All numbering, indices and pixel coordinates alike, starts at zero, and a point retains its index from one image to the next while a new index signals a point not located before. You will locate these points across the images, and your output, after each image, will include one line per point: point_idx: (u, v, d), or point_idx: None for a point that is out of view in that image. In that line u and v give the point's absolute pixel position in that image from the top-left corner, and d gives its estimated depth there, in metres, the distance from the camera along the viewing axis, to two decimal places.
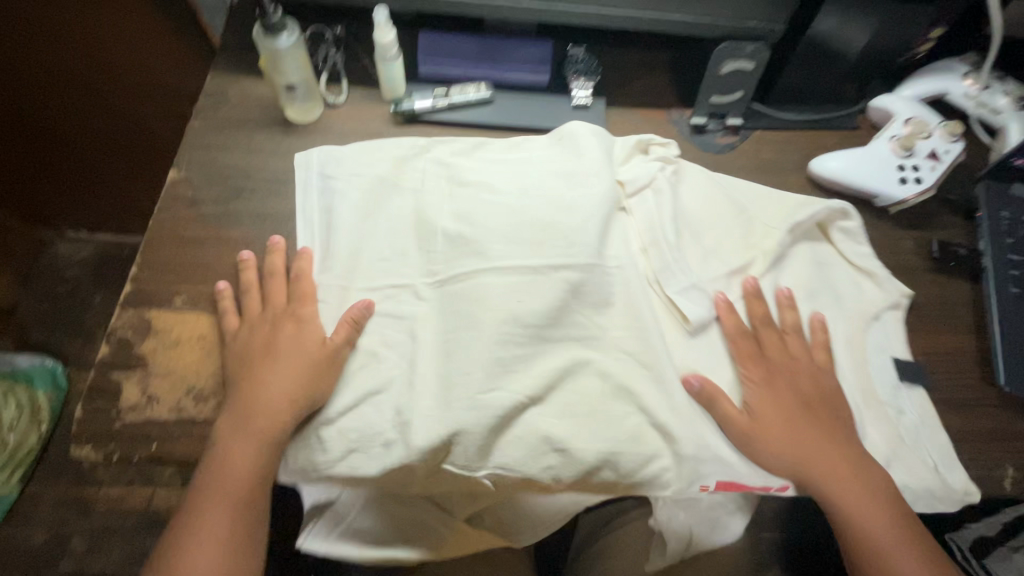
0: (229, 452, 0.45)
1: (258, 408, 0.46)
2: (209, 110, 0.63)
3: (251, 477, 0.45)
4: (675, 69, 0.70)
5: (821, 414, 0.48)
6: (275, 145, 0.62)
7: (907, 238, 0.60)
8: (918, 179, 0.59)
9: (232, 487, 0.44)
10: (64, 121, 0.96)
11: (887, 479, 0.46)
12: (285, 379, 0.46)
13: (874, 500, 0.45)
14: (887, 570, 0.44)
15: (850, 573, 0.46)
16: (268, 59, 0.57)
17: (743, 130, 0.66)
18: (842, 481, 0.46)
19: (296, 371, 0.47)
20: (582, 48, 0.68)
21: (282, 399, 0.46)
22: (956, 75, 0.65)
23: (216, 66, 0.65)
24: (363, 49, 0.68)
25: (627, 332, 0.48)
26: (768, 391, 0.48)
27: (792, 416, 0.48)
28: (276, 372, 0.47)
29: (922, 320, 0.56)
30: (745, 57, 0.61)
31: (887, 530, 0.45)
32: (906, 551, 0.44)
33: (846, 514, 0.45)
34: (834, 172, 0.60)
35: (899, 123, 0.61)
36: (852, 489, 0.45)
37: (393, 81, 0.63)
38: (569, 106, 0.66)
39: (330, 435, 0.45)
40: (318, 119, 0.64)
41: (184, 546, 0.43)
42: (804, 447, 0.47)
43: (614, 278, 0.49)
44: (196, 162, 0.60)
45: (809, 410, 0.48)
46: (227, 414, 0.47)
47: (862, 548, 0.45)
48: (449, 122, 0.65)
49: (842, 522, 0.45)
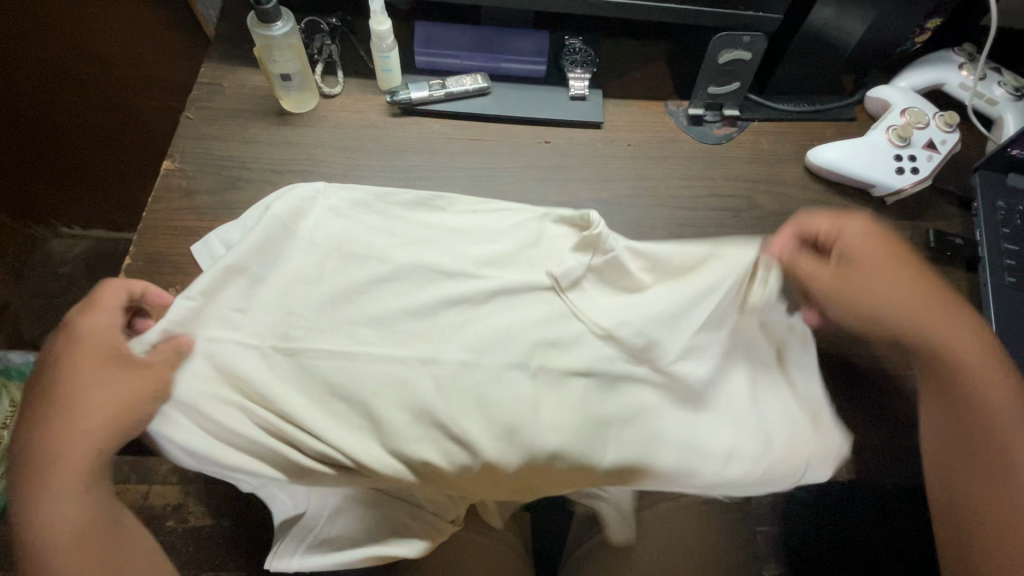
0: (51, 497, 0.39)
1: (65, 439, 0.39)
2: (203, 100, 0.62)
3: (84, 513, 0.39)
4: (673, 60, 0.69)
5: (920, 283, 0.48)
6: (269, 136, 0.61)
7: (903, 229, 0.60)
8: (915, 169, 0.59)
9: (67, 547, 0.38)
10: (54, 114, 0.95)
11: (984, 336, 0.47)
12: (106, 414, 0.40)
13: (978, 353, 0.46)
14: (997, 421, 0.44)
15: (941, 432, 0.46)
16: (263, 48, 0.56)
17: (740, 122, 0.66)
18: (942, 337, 0.46)
19: (128, 398, 0.41)
20: (579, 38, 0.67)
21: (103, 432, 0.40)
22: (952, 65, 0.64)
23: (210, 56, 0.65)
24: (359, 40, 0.68)
25: (603, 372, 0.45)
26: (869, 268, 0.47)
27: (886, 273, 0.47)
28: (97, 411, 0.40)
29: None
30: (742, 47, 0.60)
31: (995, 381, 0.45)
32: (1008, 387, 0.45)
33: (959, 369, 0.46)
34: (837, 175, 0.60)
35: (896, 113, 0.61)
36: (959, 338, 0.46)
37: (389, 71, 0.63)
38: (566, 97, 0.66)
39: (373, 339, 0.46)
40: (314, 109, 0.64)
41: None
42: (884, 299, 0.47)
43: (559, 346, 0.46)
44: (190, 153, 0.60)
45: (903, 281, 0.47)
46: (46, 458, 0.39)
47: (961, 398, 0.45)
48: (446, 113, 0.65)
49: (952, 380, 0.46)
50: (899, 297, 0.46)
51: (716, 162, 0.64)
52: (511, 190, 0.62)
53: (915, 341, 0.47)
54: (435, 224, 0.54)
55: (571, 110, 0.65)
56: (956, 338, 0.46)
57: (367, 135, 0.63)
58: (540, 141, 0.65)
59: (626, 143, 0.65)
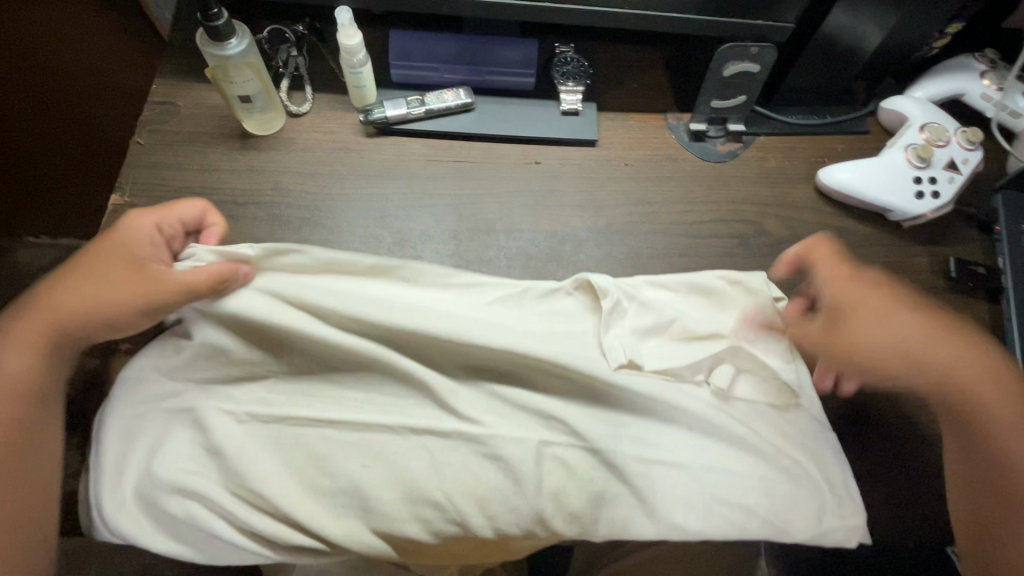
0: None
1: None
2: (155, 123, 0.56)
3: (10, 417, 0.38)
4: (671, 69, 0.64)
5: (942, 338, 0.43)
6: (231, 161, 0.56)
7: (921, 255, 0.56)
8: (936, 192, 0.54)
9: None
10: (3, 131, 0.83)
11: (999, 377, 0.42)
12: (28, 332, 0.40)
13: (996, 403, 0.41)
14: None
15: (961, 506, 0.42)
16: (216, 68, 0.50)
17: (745, 137, 0.61)
18: (971, 394, 0.42)
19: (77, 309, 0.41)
20: (570, 47, 0.62)
21: (23, 348, 0.40)
22: (974, 73, 0.60)
23: (162, 72, 0.58)
24: (328, 50, 0.62)
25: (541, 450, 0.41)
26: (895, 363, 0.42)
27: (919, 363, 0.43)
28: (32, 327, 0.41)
29: None
30: (750, 58, 0.55)
31: (1016, 419, 0.41)
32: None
33: (987, 425, 0.41)
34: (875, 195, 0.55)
35: (915, 130, 0.56)
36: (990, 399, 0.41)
37: (362, 87, 0.57)
38: (556, 113, 0.61)
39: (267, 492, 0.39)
40: (280, 131, 0.58)
41: None
42: (917, 367, 0.43)
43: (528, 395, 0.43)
44: (142, 183, 0.54)
45: (943, 346, 0.43)
46: None
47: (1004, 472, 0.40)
48: (426, 131, 0.59)
49: (988, 440, 0.41)
50: (926, 362, 0.42)
51: (720, 183, 0.59)
52: (499, 218, 0.57)
53: (966, 412, 0.42)
54: (391, 299, 0.45)
55: (562, 126, 0.60)
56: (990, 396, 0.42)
57: (339, 158, 0.57)
58: (529, 161, 0.59)
59: (622, 163, 0.60)
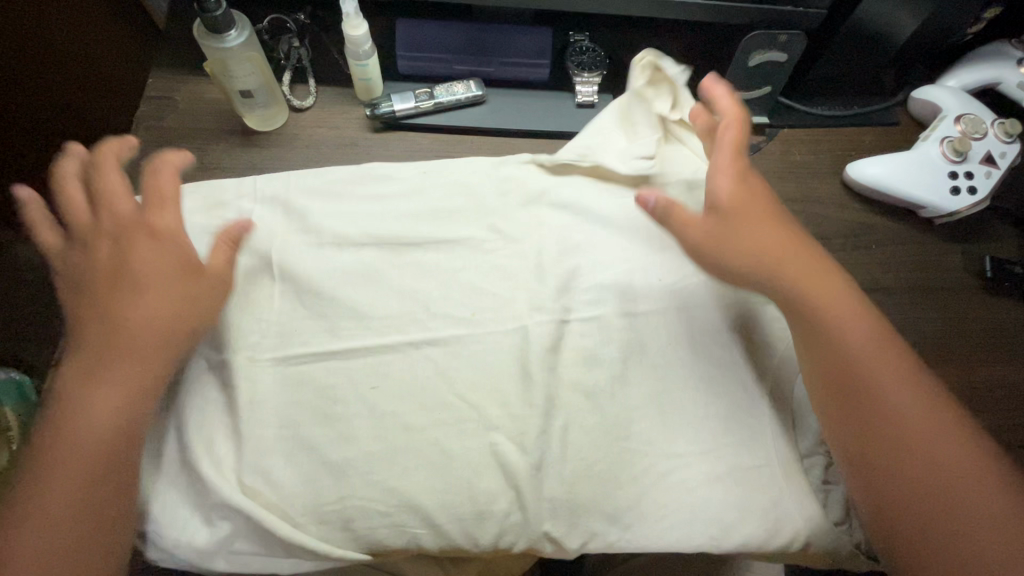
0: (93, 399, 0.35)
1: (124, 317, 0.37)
2: (151, 119, 0.54)
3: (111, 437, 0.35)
4: (691, 57, 0.61)
5: (898, 367, 0.36)
6: (232, 160, 0.53)
7: (953, 254, 0.53)
8: (972, 188, 0.52)
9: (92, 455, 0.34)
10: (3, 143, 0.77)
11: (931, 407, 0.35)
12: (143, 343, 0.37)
13: (921, 420, 0.35)
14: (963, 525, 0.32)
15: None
16: (214, 61, 0.47)
17: (768, 130, 0.59)
18: (912, 433, 0.34)
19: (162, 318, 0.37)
20: (586, 35, 0.59)
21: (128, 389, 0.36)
22: (1009, 62, 0.57)
23: (158, 65, 0.56)
24: (331, 40, 0.59)
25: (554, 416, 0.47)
26: (853, 409, 0.36)
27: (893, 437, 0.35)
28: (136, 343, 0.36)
29: (972, 350, 0.50)
30: (778, 47, 0.52)
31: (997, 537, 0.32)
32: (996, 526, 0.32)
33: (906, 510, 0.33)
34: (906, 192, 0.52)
35: (950, 122, 0.54)
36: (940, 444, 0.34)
37: (368, 80, 0.54)
38: (572, 105, 0.58)
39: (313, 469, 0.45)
40: (283, 126, 0.55)
41: (43, 487, 0.33)
42: (875, 396, 0.35)
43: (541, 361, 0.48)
44: (140, 184, 0.52)
45: (888, 368, 0.36)
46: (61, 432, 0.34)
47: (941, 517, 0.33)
48: (435, 126, 0.57)
49: (875, 466, 0.35)
50: (899, 432, 0.35)
51: None
52: None
53: (921, 489, 0.33)
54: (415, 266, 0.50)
55: (578, 120, 0.57)
56: (912, 430, 0.34)
57: (346, 155, 0.55)
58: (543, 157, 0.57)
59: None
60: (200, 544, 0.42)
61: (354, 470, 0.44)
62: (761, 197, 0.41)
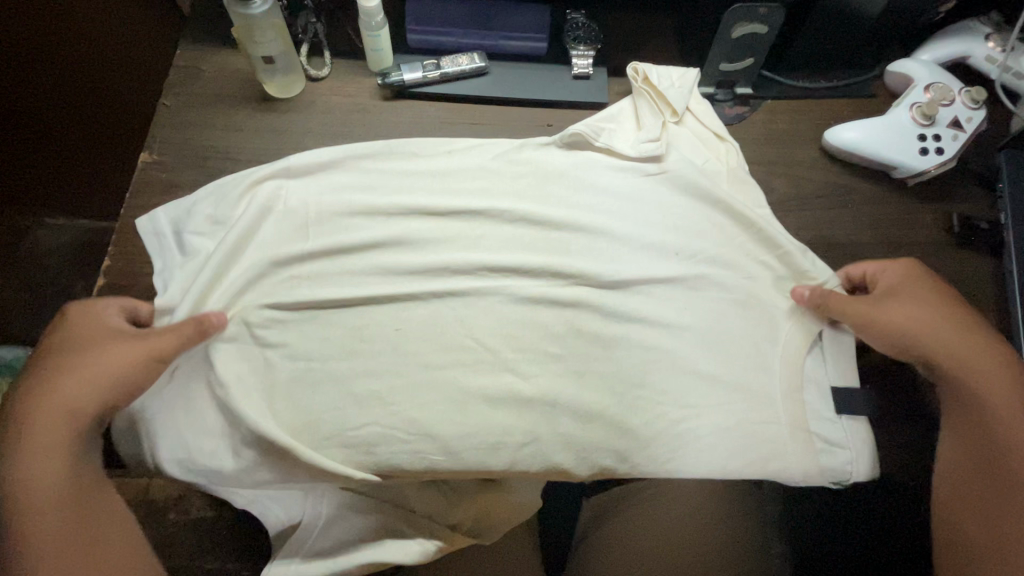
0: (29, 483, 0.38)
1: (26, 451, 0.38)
2: (180, 86, 0.58)
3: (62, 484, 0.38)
4: (681, 35, 0.65)
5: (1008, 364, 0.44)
6: (254, 123, 0.58)
7: (924, 213, 0.57)
8: (940, 149, 0.56)
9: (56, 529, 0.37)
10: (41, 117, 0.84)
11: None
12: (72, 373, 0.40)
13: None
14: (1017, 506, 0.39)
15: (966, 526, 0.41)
16: (241, 27, 0.53)
17: (753, 101, 0.63)
18: (991, 397, 0.43)
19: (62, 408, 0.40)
20: (582, 12, 0.63)
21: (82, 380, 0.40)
22: (978, 37, 0.61)
23: (187, 37, 0.60)
24: (345, 17, 0.63)
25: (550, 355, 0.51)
26: (986, 390, 0.43)
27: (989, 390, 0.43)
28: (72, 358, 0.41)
29: None
30: (758, 20, 0.57)
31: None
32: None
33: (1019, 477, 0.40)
34: (878, 153, 0.56)
35: (920, 90, 0.58)
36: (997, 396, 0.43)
37: (380, 51, 0.59)
38: (568, 77, 0.62)
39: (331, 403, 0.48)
40: (301, 94, 0.60)
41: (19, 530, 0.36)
42: (985, 386, 0.43)
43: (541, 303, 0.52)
44: (169, 143, 0.56)
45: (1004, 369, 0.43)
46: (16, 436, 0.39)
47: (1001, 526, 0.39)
48: (441, 95, 0.61)
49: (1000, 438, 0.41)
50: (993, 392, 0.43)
51: None
52: None
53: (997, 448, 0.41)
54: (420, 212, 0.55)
55: (574, 90, 0.62)
56: (995, 395, 0.43)
57: (358, 121, 0.59)
58: (542, 124, 0.61)
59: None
60: (228, 470, 0.47)
61: (380, 398, 0.48)
62: (955, 319, 0.46)
